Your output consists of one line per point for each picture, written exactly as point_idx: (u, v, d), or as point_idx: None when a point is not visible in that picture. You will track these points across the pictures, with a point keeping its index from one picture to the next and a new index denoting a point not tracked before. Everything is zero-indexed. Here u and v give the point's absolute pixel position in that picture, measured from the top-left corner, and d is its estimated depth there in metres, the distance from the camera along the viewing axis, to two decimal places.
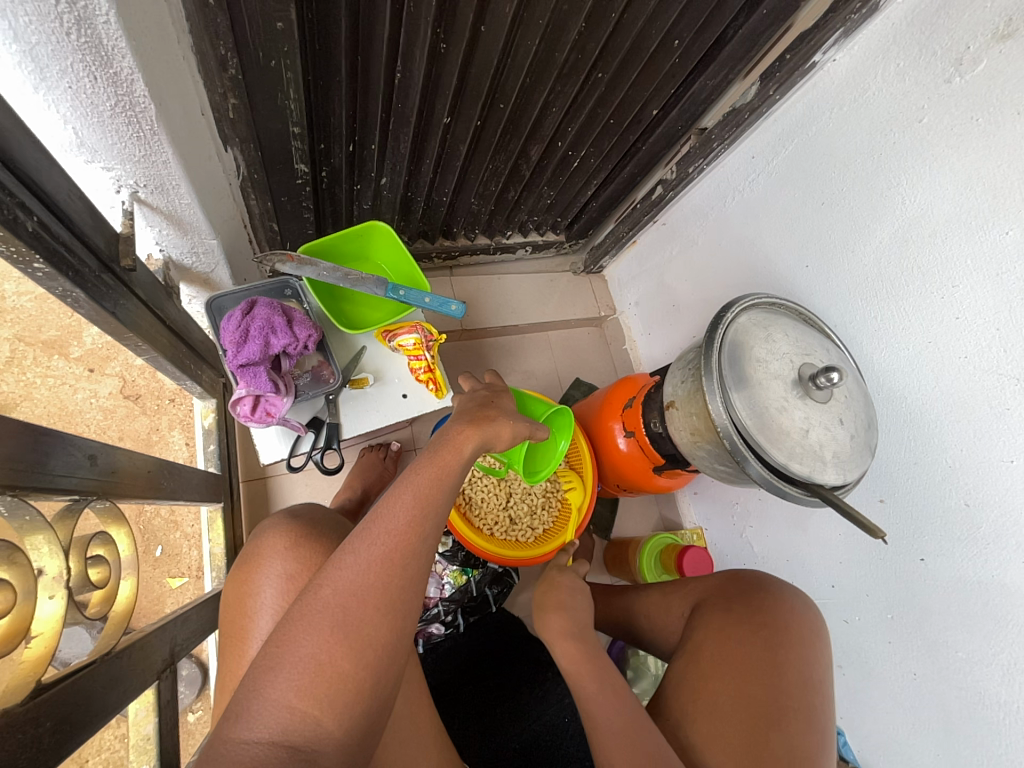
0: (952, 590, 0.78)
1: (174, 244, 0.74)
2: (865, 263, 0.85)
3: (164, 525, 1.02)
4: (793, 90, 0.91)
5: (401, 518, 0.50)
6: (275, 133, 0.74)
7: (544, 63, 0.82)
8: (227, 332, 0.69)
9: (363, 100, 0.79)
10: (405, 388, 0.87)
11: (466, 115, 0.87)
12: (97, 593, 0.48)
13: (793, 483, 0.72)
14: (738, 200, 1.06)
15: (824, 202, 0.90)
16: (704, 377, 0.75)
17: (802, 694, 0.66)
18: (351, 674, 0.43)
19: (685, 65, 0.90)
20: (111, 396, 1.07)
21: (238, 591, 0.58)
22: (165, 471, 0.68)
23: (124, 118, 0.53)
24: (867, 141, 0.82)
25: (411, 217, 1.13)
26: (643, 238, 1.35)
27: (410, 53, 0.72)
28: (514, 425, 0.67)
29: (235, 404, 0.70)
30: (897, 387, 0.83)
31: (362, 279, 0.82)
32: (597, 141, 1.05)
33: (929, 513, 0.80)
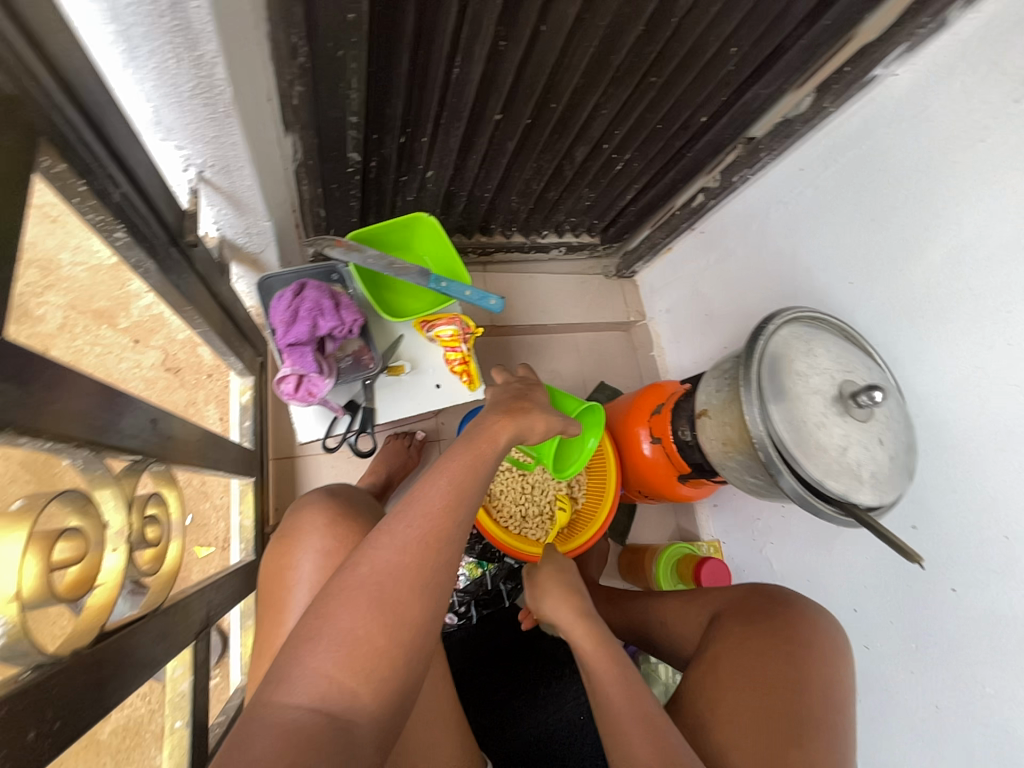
0: (984, 624, 0.76)
1: (230, 224, 0.77)
2: (914, 283, 0.83)
3: (195, 495, 1.06)
4: (849, 103, 0.91)
5: (438, 501, 0.51)
6: (334, 122, 0.76)
7: (600, 65, 0.83)
8: (278, 312, 0.72)
9: (419, 94, 0.80)
10: (439, 379, 0.88)
11: (518, 113, 0.88)
12: (148, 552, 0.49)
13: (827, 500, 0.71)
14: (782, 212, 1.05)
15: (875, 218, 0.88)
16: (742, 388, 0.75)
17: (824, 712, 0.65)
18: (387, 649, 0.44)
19: (740, 74, 0.90)
20: (153, 367, 1.10)
21: (277, 563, 0.60)
22: (210, 442, 0.70)
23: (202, 99, 0.55)
24: (923, 159, 0.81)
25: (452, 211, 1.14)
26: (679, 246, 1.34)
27: (471, 50, 0.73)
28: (548, 419, 0.68)
29: (280, 381, 0.73)
30: (940, 411, 0.81)
31: (406, 268, 0.83)
32: (643, 146, 1.05)
33: (964, 542, 0.78)
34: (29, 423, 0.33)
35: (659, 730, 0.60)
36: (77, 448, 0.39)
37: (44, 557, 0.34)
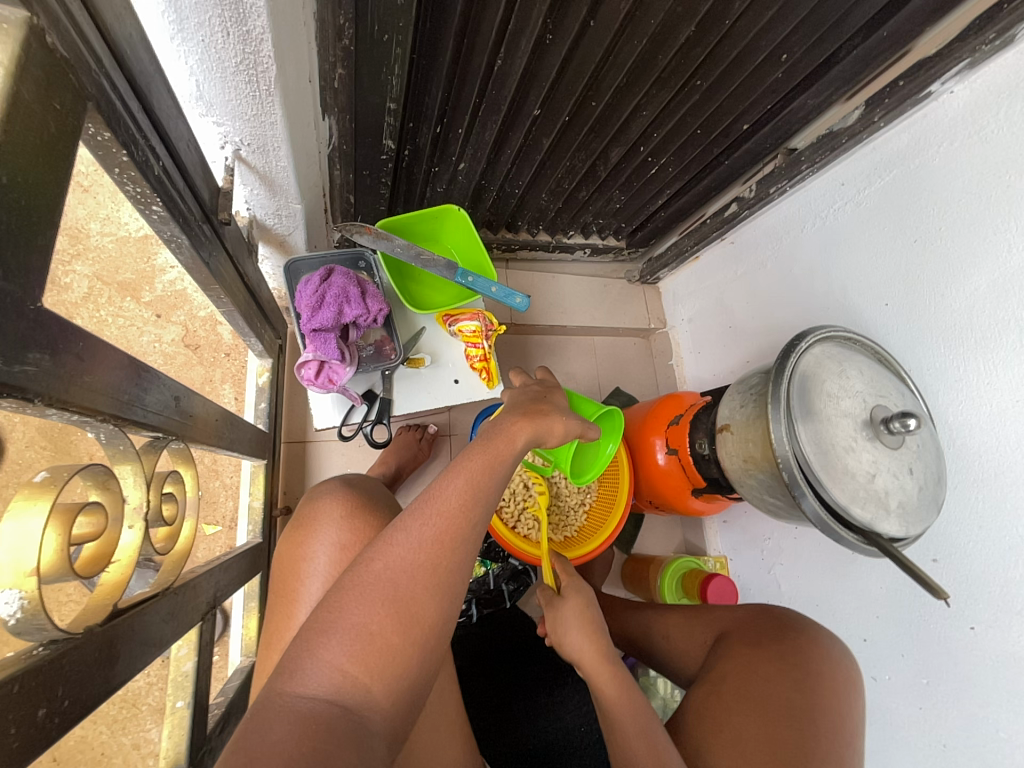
0: (1003, 665, 0.73)
1: (261, 204, 0.76)
2: (955, 309, 0.80)
3: (206, 472, 1.07)
4: (900, 119, 0.87)
5: (454, 500, 0.50)
6: (372, 107, 0.75)
7: (646, 65, 0.81)
8: (304, 296, 0.71)
9: (459, 84, 0.79)
10: (458, 374, 0.87)
11: (557, 110, 0.86)
12: (162, 530, 0.49)
13: (850, 527, 0.68)
14: (818, 227, 1.02)
15: (917, 239, 0.85)
16: (770, 405, 0.73)
17: (833, 743, 0.63)
18: (401, 647, 0.43)
19: (788, 82, 0.87)
20: (173, 342, 1.12)
21: (291, 552, 0.59)
22: (228, 423, 0.70)
23: (245, 76, 0.55)
24: (975, 181, 0.78)
25: (480, 205, 1.13)
26: (706, 255, 1.32)
27: (517, 41, 0.72)
28: (567, 422, 0.66)
29: (301, 365, 0.72)
30: (973, 444, 0.78)
31: (433, 261, 0.82)
32: (680, 151, 1.03)
33: (987, 581, 0.76)
34: (58, 396, 0.32)
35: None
36: (103, 423, 0.38)
37: (65, 531, 0.33)
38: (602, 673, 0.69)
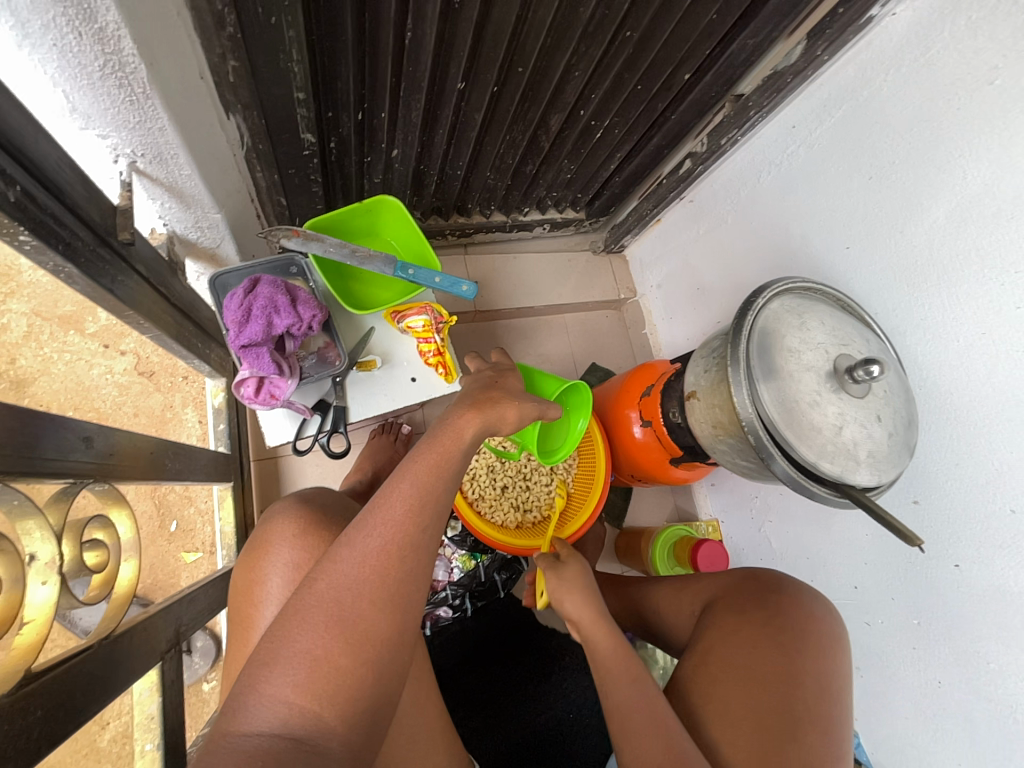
0: (987, 598, 0.73)
1: (178, 219, 0.72)
2: (916, 243, 0.78)
3: (179, 500, 1.05)
4: (844, 49, 0.83)
5: (399, 509, 0.48)
6: (280, 99, 0.70)
7: (568, 19, 0.75)
8: (230, 311, 0.67)
9: (372, 63, 0.74)
10: (414, 372, 0.85)
11: (483, 79, 0.81)
12: (97, 577, 0.50)
13: (822, 483, 0.67)
14: (775, 174, 0.98)
15: (874, 175, 0.82)
16: (730, 367, 0.70)
17: (818, 704, 0.63)
18: (350, 668, 0.42)
19: (724, 21, 0.82)
20: (126, 372, 1.07)
21: (246, 577, 0.57)
22: (170, 452, 0.68)
23: (115, 80, 0.50)
24: (924, 107, 0.74)
25: (424, 191, 1.08)
26: (668, 217, 1.28)
27: (421, 10, 0.66)
28: (520, 408, 0.63)
29: (239, 384, 0.69)
30: (943, 381, 0.76)
31: (370, 257, 0.79)
32: (623, 110, 0.98)
33: (967, 519, 0.75)
34: None
35: (668, 737, 0.59)
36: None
37: None
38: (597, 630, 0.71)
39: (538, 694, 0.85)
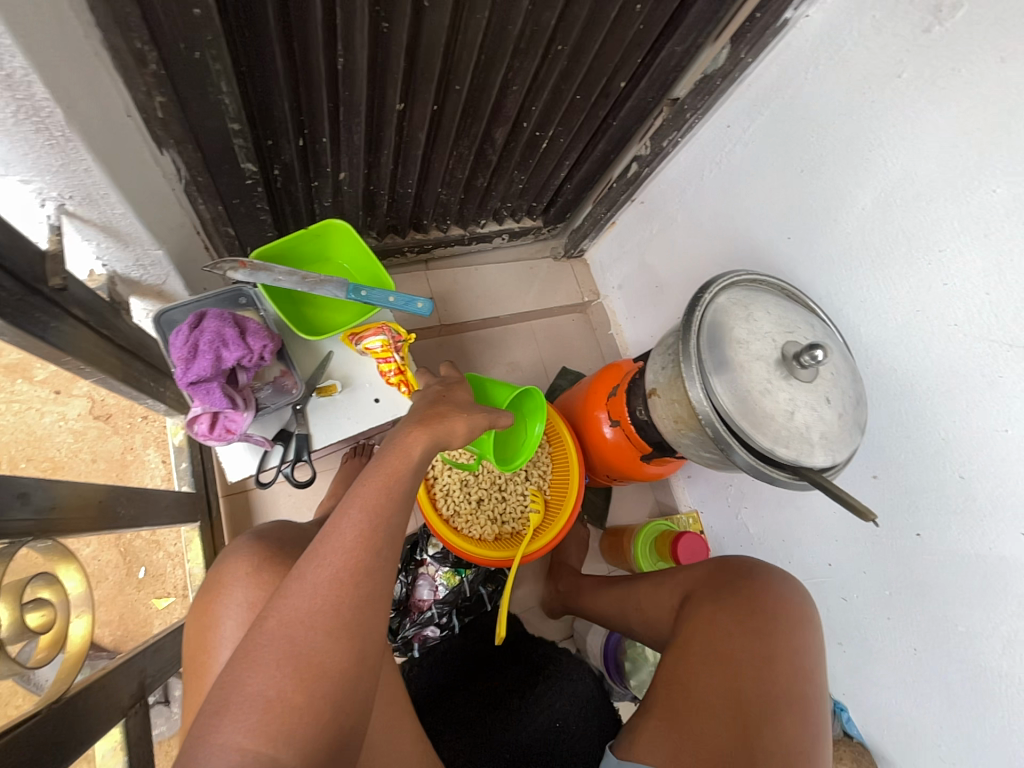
0: (949, 563, 0.76)
1: (117, 258, 0.71)
2: (850, 229, 0.81)
3: (146, 546, 1.01)
4: (766, 51, 0.87)
5: (350, 535, 0.47)
6: (214, 131, 0.70)
7: (499, 37, 0.77)
8: (176, 347, 0.66)
9: (307, 91, 0.74)
10: (377, 392, 0.85)
11: (422, 99, 0.82)
12: (45, 638, 0.55)
13: (781, 467, 0.69)
14: (716, 172, 1.02)
15: (805, 168, 0.85)
16: (684, 363, 0.72)
17: (793, 684, 0.65)
18: (307, 704, 0.41)
19: (651, 31, 0.85)
20: (80, 417, 1.02)
21: (200, 623, 0.56)
22: (121, 499, 0.67)
23: (31, 124, 0.49)
24: (843, 102, 0.78)
25: (377, 211, 1.09)
26: (622, 219, 1.30)
27: (350, 37, 0.67)
28: (469, 419, 0.64)
29: (192, 421, 0.69)
30: (887, 359, 0.79)
31: (320, 282, 0.78)
32: (565, 120, 1.00)
33: (924, 487, 0.78)
34: None
35: None
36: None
37: None
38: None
39: (523, 708, 0.80)
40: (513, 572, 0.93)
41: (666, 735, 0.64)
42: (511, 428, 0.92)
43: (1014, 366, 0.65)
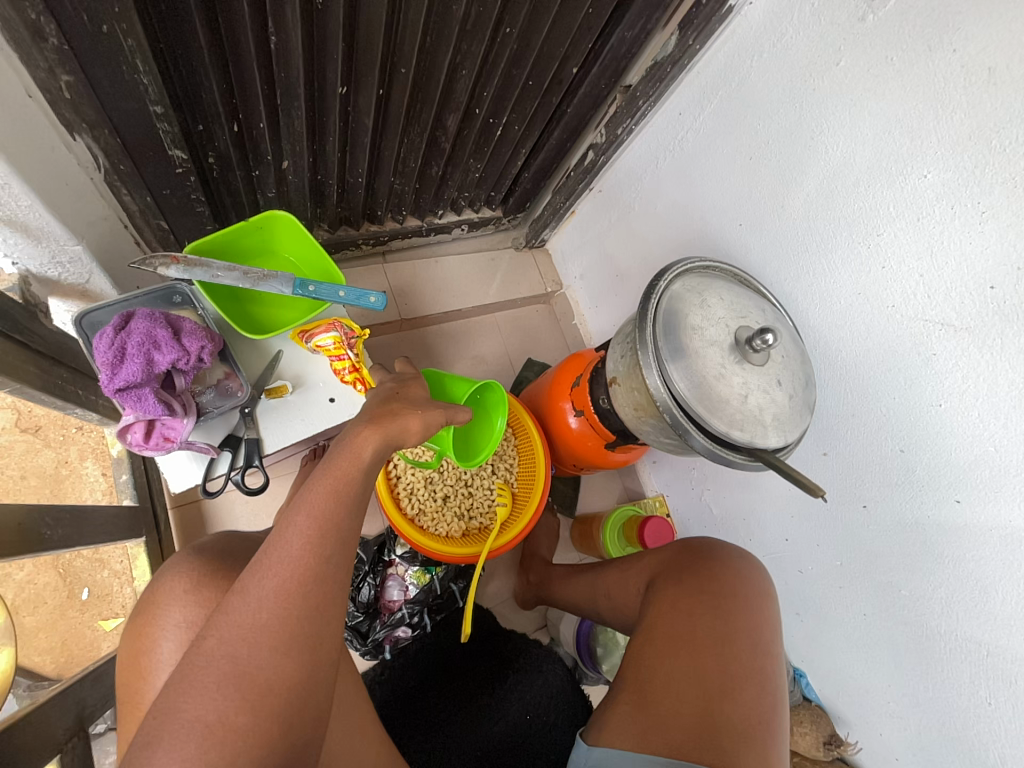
0: (893, 531, 0.80)
1: (30, 256, 0.65)
2: (796, 216, 0.83)
3: (89, 565, 0.94)
4: (713, 38, 0.87)
5: (297, 544, 0.46)
6: (132, 115, 0.64)
7: (443, 18, 0.74)
8: (100, 352, 0.61)
9: (237, 72, 0.69)
10: (331, 391, 0.81)
11: (365, 83, 0.78)
12: None
13: (736, 450, 0.71)
14: (669, 160, 1.02)
15: (753, 155, 0.87)
16: (641, 351, 0.73)
17: (751, 659, 0.67)
18: (251, 725, 0.40)
19: (599, 16, 0.84)
20: (5, 431, 0.94)
21: (134, 647, 0.52)
22: (49, 517, 0.64)
23: None
24: (787, 90, 0.80)
25: (326, 202, 1.04)
26: (581, 208, 1.30)
27: (281, 14, 0.63)
28: (424, 416, 0.62)
29: (125, 431, 0.64)
30: (833, 342, 0.83)
31: (265, 276, 0.74)
32: (518, 107, 0.98)
33: (868, 462, 0.82)
34: None
35: None
36: None
37: None
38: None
39: (493, 703, 0.81)
40: (481, 568, 0.92)
41: (632, 718, 0.65)
42: (473, 422, 0.91)
43: (945, 344, 0.69)
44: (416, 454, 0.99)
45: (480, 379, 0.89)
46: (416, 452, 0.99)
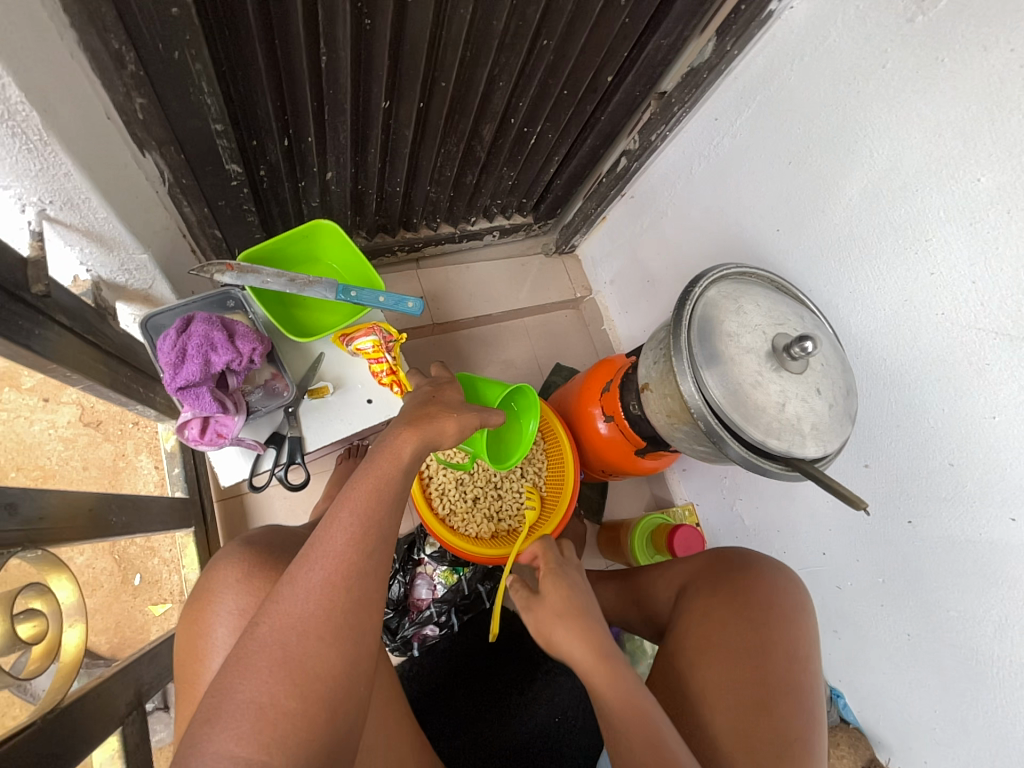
0: (941, 548, 0.77)
1: (102, 264, 0.71)
2: (837, 221, 0.82)
3: (140, 553, 1.00)
4: (751, 44, 0.87)
5: (342, 538, 0.48)
6: (196, 132, 0.69)
7: (483, 33, 0.77)
8: (163, 353, 0.65)
9: (290, 90, 0.73)
10: (369, 393, 0.85)
11: (407, 97, 0.81)
12: (38, 647, 0.57)
13: (773, 459, 0.69)
14: (704, 166, 1.02)
15: (792, 160, 0.86)
16: (675, 358, 0.72)
17: (789, 675, 0.65)
18: (300, 710, 0.42)
19: (636, 25, 0.85)
20: (70, 425, 1.01)
21: (190, 631, 0.56)
22: (116, 506, 0.69)
23: (7, 130, 0.49)
24: (830, 92, 0.78)
25: (366, 210, 1.08)
26: (613, 214, 1.30)
27: (333, 35, 0.66)
28: (460, 419, 0.63)
29: (183, 427, 0.68)
30: (876, 350, 0.80)
31: (310, 282, 0.78)
32: (553, 115, 1.00)
33: (914, 474, 0.78)
34: None
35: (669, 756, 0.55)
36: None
37: None
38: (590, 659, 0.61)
39: None
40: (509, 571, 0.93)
41: None
42: (505, 426, 0.92)
43: (1000, 354, 0.66)
44: (448, 456, 1.01)
45: (512, 384, 0.90)
46: (448, 454, 1.01)
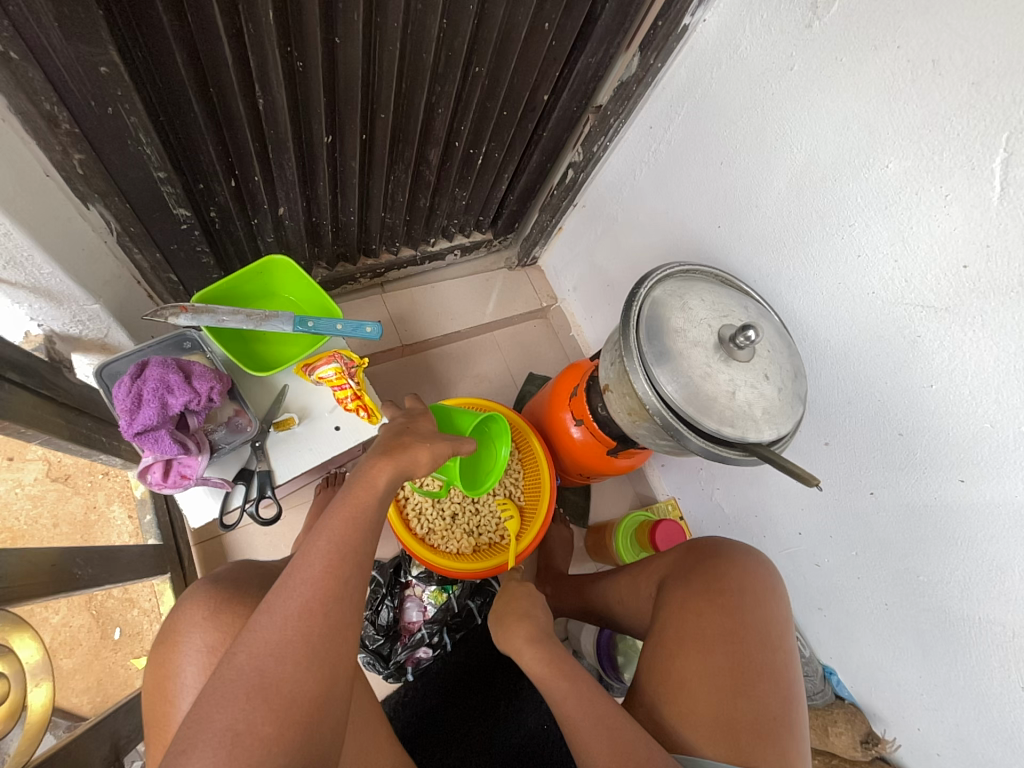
0: (903, 515, 0.80)
1: (53, 317, 0.71)
2: (770, 214, 0.86)
3: (119, 605, 0.98)
4: (673, 56, 0.91)
5: (319, 565, 0.49)
6: (139, 182, 0.70)
7: (415, 65, 0.80)
8: (118, 400, 0.65)
9: (231, 134, 0.75)
10: (337, 419, 0.85)
11: (349, 131, 0.84)
12: (1, 710, 0.55)
13: (730, 446, 0.72)
14: (645, 171, 1.06)
15: (724, 161, 0.90)
16: (627, 358, 0.75)
17: (764, 657, 0.67)
18: (275, 736, 0.42)
19: (563, 46, 0.89)
20: (37, 481, 0.99)
21: (157, 674, 0.55)
22: (80, 558, 0.68)
23: None
24: (749, 95, 0.83)
25: (323, 241, 1.10)
26: (568, 224, 1.34)
27: (267, 79, 0.69)
28: (433, 449, 0.64)
29: (144, 472, 0.69)
30: (820, 332, 0.84)
31: (267, 317, 0.79)
32: (496, 136, 1.03)
33: (870, 447, 0.82)
34: None
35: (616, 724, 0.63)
36: None
37: None
38: (530, 647, 0.75)
39: None
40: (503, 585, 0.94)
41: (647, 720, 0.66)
42: (477, 454, 0.94)
43: (929, 326, 0.70)
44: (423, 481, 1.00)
45: (482, 414, 0.92)
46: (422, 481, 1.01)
